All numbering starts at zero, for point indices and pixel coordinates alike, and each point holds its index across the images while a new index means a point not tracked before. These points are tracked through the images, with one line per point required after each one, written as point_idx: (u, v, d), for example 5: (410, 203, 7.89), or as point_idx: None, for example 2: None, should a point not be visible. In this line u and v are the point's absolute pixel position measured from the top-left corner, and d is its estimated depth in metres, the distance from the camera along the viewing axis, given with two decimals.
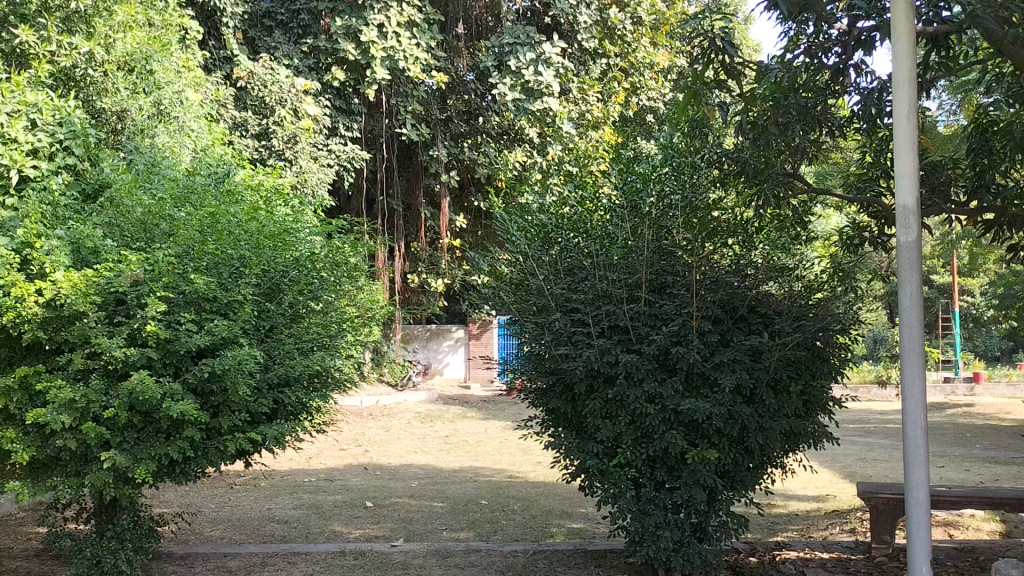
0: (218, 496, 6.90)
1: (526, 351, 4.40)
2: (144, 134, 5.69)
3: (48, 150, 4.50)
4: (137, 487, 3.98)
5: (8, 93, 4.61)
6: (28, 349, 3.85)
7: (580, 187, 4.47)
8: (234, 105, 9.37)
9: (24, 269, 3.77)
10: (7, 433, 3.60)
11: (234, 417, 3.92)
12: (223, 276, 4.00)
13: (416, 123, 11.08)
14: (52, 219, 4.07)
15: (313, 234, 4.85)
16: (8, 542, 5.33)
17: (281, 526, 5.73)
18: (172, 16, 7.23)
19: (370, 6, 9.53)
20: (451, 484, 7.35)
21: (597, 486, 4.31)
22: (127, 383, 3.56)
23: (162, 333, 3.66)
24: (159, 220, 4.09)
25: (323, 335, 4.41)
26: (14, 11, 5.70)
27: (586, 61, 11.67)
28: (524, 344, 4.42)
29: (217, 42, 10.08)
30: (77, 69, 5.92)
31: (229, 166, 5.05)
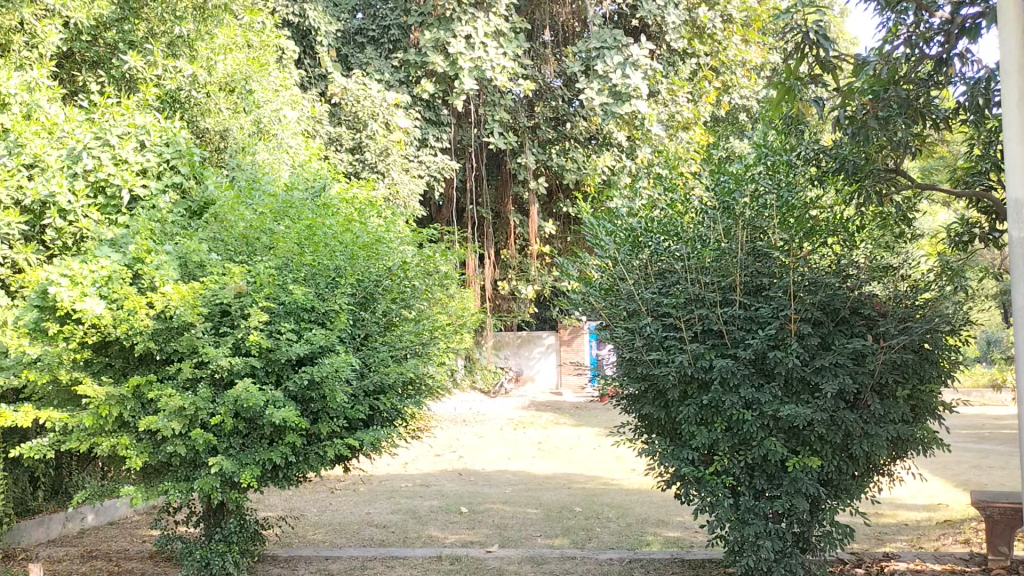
0: (319, 501, 7.09)
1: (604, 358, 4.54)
2: (246, 152, 5.94)
3: (156, 169, 4.78)
4: (243, 491, 4.12)
5: (120, 117, 4.92)
6: (140, 360, 4.04)
7: (671, 189, 4.44)
8: (329, 121, 9.64)
9: (136, 283, 3.98)
10: (122, 440, 3.77)
11: (332, 423, 4.04)
12: (321, 286, 4.13)
13: (503, 132, 11.13)
14: (161, 235, 4.29)
15: (406, 243, 4.93)
16: (126, 544, 5.61)
17: (379, 530, 5.84)
18: (270, 36, 7.46)
19: (457, 19, 9.75)
20: (546, 491, 7.35)
21: (693, 495, 4.23)
22: (233, 391, 3.70)
23: (264, 343, 3.78)
24: (260, 234, 4.23)
25: (416, 342, 4.49)
26: (124, 38, 6.13)
27: (675, 62, 11.48)
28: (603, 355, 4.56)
29: (313, 60, 10.38)
30: (182, 91, 6.02)
31: (325, 179, 5.20)
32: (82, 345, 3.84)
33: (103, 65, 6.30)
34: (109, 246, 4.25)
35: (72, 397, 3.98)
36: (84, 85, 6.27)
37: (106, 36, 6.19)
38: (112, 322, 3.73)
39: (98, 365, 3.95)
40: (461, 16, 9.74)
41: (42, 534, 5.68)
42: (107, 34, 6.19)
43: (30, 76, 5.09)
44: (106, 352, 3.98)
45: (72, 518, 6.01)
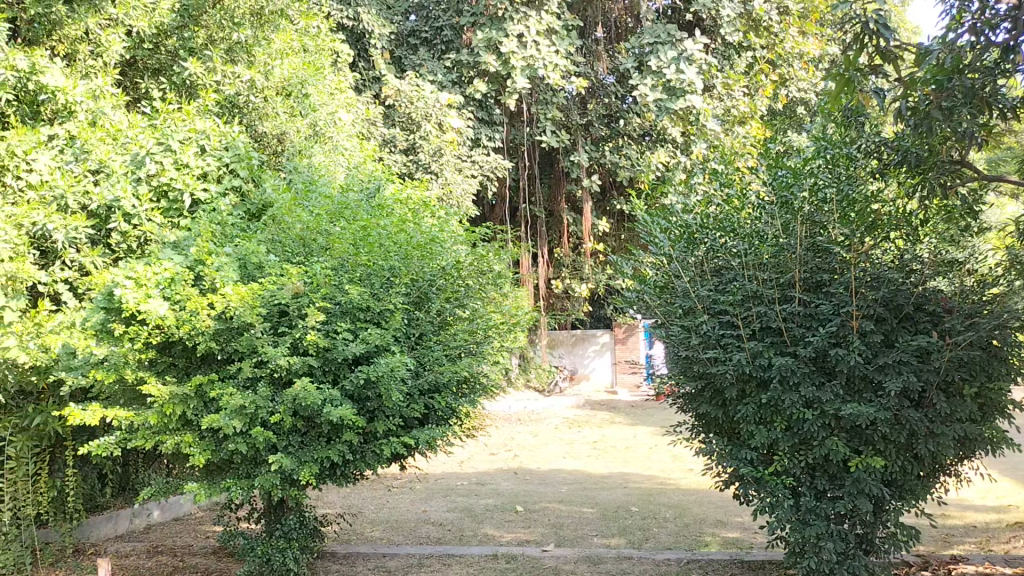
0: (376, 498, 7.18)
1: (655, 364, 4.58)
2: (303, 155, 5.98)
3: (216, 173, 4.91)
4: (302, 488, 4.19)
5: (181, 122, 5.06)
6: (202, 360, 4.14)
7: (727, 185, 4.39)
8: (383, 123, 9.73)
9: (198, 284, 4.09)
10: (186, 438, 3.86)
11: (388, 422, 4.08)
12: (376, 286, 4.18)
13: (556, 130, 11.15)
14: (222, 238, 4.40)
15: (460, 242, 4.94)
16: (190, 540, 5.76)
17: (435, 528, 5.88)
18: (325, 40, 7.55)
19: (509, 18, 9.78)
20: (603, 490, 7.32)
21: (752, 495, 4.17)
22: (292, 390, 3.76)
23: (321, 342, 3.84)
24: (317, 235, 4.30)
25: (470, 341, 4.52)
26: (184, 46, 6.28)
27: (730, 56, 11.33)
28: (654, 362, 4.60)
29: (367, 63, 10.50)
30: (240, 96, 6.19)
31: (380, 180, 5.26)
32: (146, 345, 3.94)
33: (165, 72, 6.40)
34: (172, 248, 4.40)
35: (137, 396, 4.09)
36: (147, 92, 6.37)
37: (167, 44, 6.29)
38: (174, 323, 3.82)
39: (162, 365, 4.06)
40: (513, 15, 9.75)
41: (109, 529, 5.88)
42: (168, 42, 6.30)
43: (95, 84, 5.28)
44: (169, 352, 4.09)
45: (139, 514, 6.21)
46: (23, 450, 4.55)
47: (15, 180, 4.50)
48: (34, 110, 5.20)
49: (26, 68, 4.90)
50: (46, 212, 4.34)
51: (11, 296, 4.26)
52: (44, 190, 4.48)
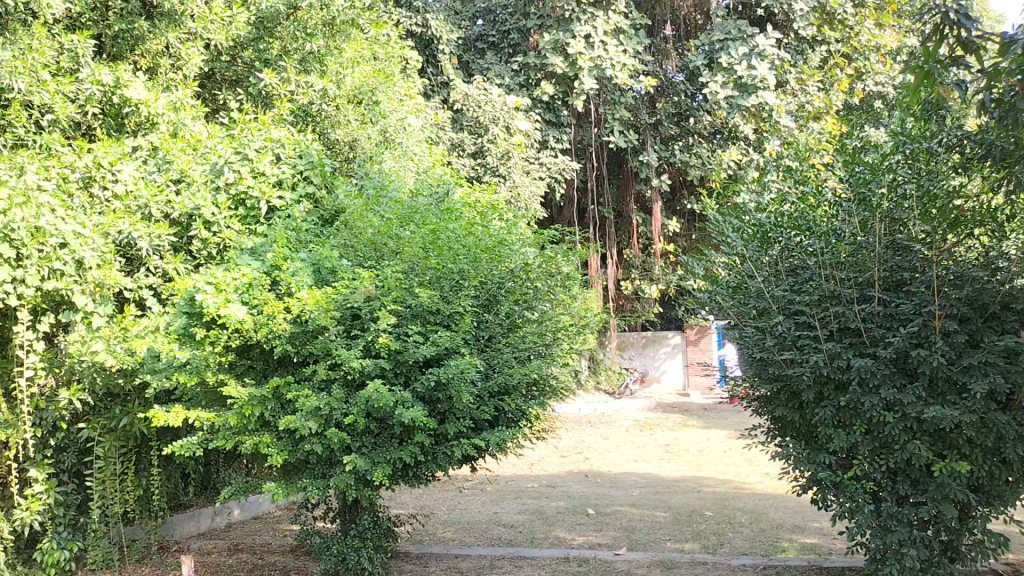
0: (448, 499, 7.25)
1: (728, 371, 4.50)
2: (373, 161, 6.09)
3: (290, 181, 5.00)
4: (376, 489, 4.27)
5: (257, 132, 5.22)
6: (279, 362, 4.24)
7: (802, 181, 4.27)
8: (452, 127, 9.82)
9: (275, 289, 4.20)
10: (264, 438, 3.96)
11: (459, 424, 4.12)
12: (445, 289, 4.21)
13: (624, 130, 11.05)
14: (297, 243, 4.51)
15: (528, 244, 4.93)
16: (269, 538, 5.92)
17: (507, 530, 5.91)
18: (394, 47, 7.63)
19: (577, 19, 9.76)
20: (675, 494, 7.23)
21: (831, 500, 4.06)
22: (364, 392, 3.82)
23: (392, 344, 3.89)
24: (387, 239, 4.36)
25: (540, 343, 4.53)
26: (260, 57, 6.43)
27: (803, 51, 11.05)
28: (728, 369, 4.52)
29: (435, 69, 10.59)
30: (313, 105, 6.31)
31: (449, 184, 5.30)
32: (226, 349, 4.06)
33: (242, 83, 6.58)
34: (250, 254, 4.54)
35: (217, 398, 4.21)
36: (224, 102, 6.56)
37: (243, 56, 6.45)
38: (252, 326, 3.93)
39: (241, 367, 4.18)
40: (580, 16, 9.74)
41: (192, 527, 6.08)
42: (244, 53, 6.45)
43: (176, 96, 5.48)
44: (248, 354, 4.21)
45: (220, 513, 6.41)
46: (110, 450, 4.74)
47: (102, 191, 4.70)
48: (118, 123, 5.44)
49: (110, 83, 5.22)
50: (131, 221, 4.51)
51: (98, 303, 4.42)
52: (129, 200, 4.67)
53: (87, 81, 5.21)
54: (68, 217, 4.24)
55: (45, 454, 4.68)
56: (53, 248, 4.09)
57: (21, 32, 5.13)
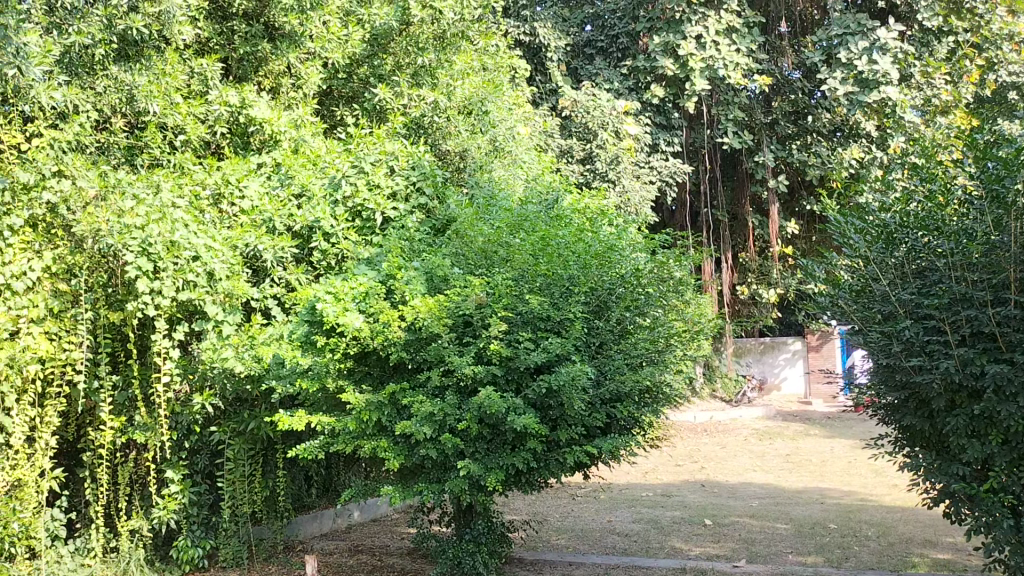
0: (562, 506, 7.24)
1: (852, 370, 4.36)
2: (483, 170, 6.17)
3: (404, 192, 5.18)
4: (490, 495, 4.32)
5: (372, 146, 5.36)
6: (394, 368, 4.35)
7: (928, 179, 4.09)
8: (561, 134, 9.82)
9: (390, 297, 4.33)
10: (381, 443, 4.06)
11: (571, 430, 4.12)
12: (556, 296, 4.24)
13: (738, 130, 10.74)
14: (411, 252, 4.65)
15: (639, 248, 4.84)
16: (387, 540, 6.07)
17: (622, 539, 5.85)
18: (504, 58, 7.66)
19: (688, 19, 9.64)
20: (795, 505, 6.98)
21: (965, 513, 3.84)
22: (477, 399, 3.87)
23: (504, 351, 3.93)
24: (497, 247, 4.41)
25: (652, 349, 4.48)
26: (375, 73, 6.62)
27: (929, 42, 10.61)
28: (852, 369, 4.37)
29: (543, 76, 10.60)
30: (426, 117, 6.45)
31: (558, 191, 5.29)
32: (345, 356, 4.21)
33: (358, 99, 6.80)
34: (367, 263, 4.73)
35: (337, 403, 4.35)
36: (341, 118, 6.79)
37: (359, 72, 6.67)
38: (369, 334, 4.04)
39: (359, 374, 4.28)
40: (691, 17, 9.62)
41: (315, 528, 6.30)
42: (360, 70, 6.68)
43: (297, 114, 5.70)
44: (364, 362, 4.32)
45: (341, 515, 6.63)
46: (240, 452, 4.97)
47: (231, 207, 4.93)
48: (245, 141, 5.72)
49: (237, 103, 5.51)
50: (257, 234, 4.73)
51: (228, 312, 4.62)
52: (255, 214, 4.88)
53: (216, 102, 5.51)
54: (199, 231, 4.50)
55: (180, 455, 4.98)
56: (186, 261, 4.35)
57: (154, 58, 5.47)
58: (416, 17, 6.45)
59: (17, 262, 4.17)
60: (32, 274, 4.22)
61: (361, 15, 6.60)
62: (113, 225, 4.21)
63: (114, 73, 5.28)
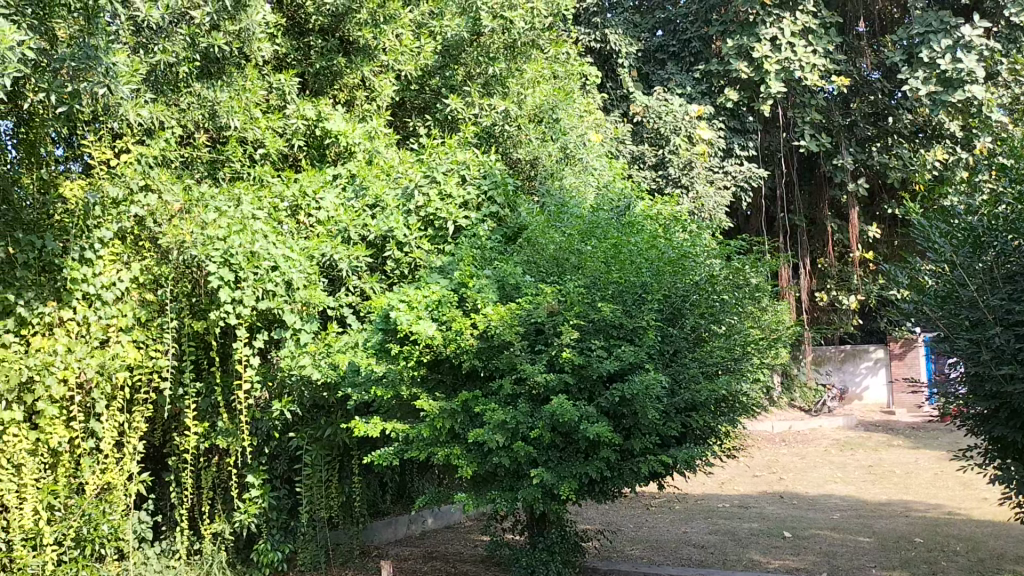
0: (636, 516, 7.15)
1: (945, 372, 4.09)
2: (554, 178, 6.25)
3: (475, 201, 5.22)
4: (564, 503, 4.30)
5: (445, 155, 5.40)
6: (468, 375, 4.39)
7: (1018, 180, 3.91)
8: (632, 140, 9.76)
9: (463, 305, 4.38)
10: (454, 450, 4.08)
11: (645, 440, 4.08)
12: (629, 303, 4.20)
13: (815, 133, 10.46)
14: (482, 261, 4.69)
15: (715, 254, 4.76)
16: (461, 547, 6.11)
17: (698, 550, 5.76)
18: (574, 65, 7.58)
19: (762, 22, 9.51)
20: (879, 518, 6.75)
21: None
22: (549, 406, 3.86)
23: (576, 359, 3.91)
24: (569, 254, 4.41)
25: (728, 358, 4.40)
26: (446, 84, 6.69)
27: (1017, 38, 10.12)
28: (945, 369, 4.12)
29: (614, 83, 10.53)
30: (496, 126, 6.44)
31: (630, 198, 5.26)
32: (418, 364, 4.27)
33: (430, 110, 6.88)
34: (439, 272, 4.81)
35: (411, 411, 4.41)
36: (414, 129, 6.87)
37: (431, 84, 6.75)
38: (442, 341, 4.10)
39: (432, 382, 4.36)
40: (766, 19, 9.48)
41: (389, 534, 6.38)
42: (432, 81, 6.76)
43: (371, 126, 5.80)
44: (437, 369, 4.40)
45: (416, 521, 6.70)
46: (317, 458, 5.07)
47: (308, 218, 5.03)
48: (321, 154, 5.86)
49: (313, 116, 5.66)
50: (333, 244, 4.81)
51: (305, 321, 4.69)
52: (331, 225, 4.95)
53: (293, 116, 5.68)
54: (278, 242, 4.60)
55: (260, 460, 5.10)
56: (266, 271, 4.45)
57: (235, 73, 5.63)
58: (487, 27, 6.47)
59: (107, 273, 4.39)
60: (120, 284, 4.43)
61: (433, 27, 6.70)
62: (197, 236, 4.39)
63: (198, 90, 5.45)
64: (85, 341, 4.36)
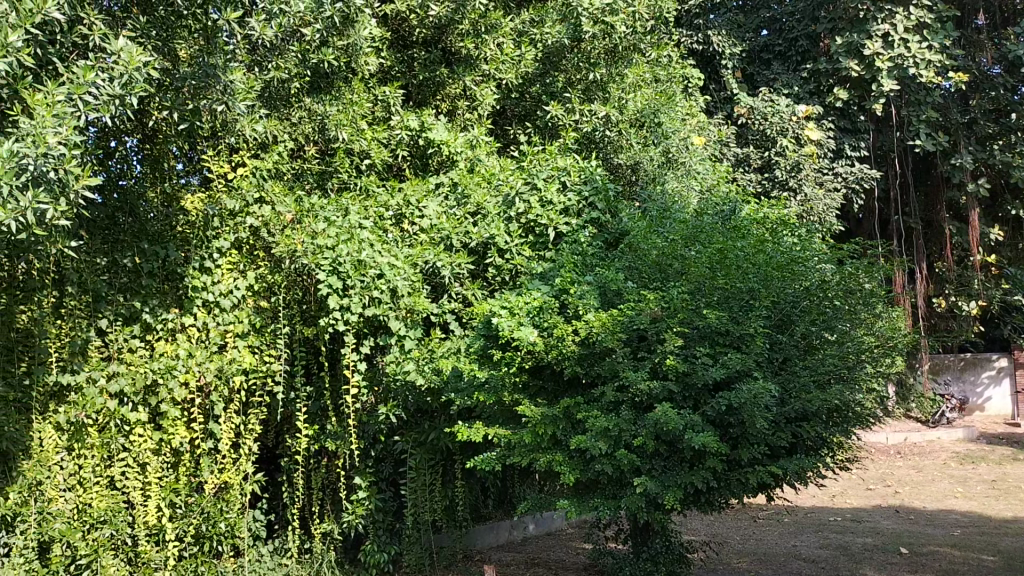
0: (743, 528, 6.97)
1: None
2: (656, 182, 6.18)
3: (576, 207, 5.19)
4: (668, 513, 4.23)
5: (546, 162, 5.41)
6: (570, 383, 4.38)
7: None
8: (737, 142, 9.58)
9: (564, 311, 4.38)
10: (556, 457, 4.08)
11: (753, 450, 3.98)
12: (735, 310, 4.13)
13: (931, 133, 9.94)
14: (585, 267, 4.68)
15: (825, 258, 4.59)
16: (563, 555, 6.09)
17: (808, 565, 5.57)
18: (676, 68, 7.46)
19: (873, 19, 9.19)
20: (1005, 536, 6.36)
21: None
22: (653, 414, 3.81)
23: (681, 367, 3.85)
24: (673, 260, 4.33)
25: (841, 366, 4.26)
26: (547, 91, 6.70)
27: None
28: None
29: (718, 85, 10.36)
30: (597, 132, 6.46)
31: (735, 202, 5.14)
32: (520, 369, 4.31)
33: (531, 117, 6.87)
34: (540, 279, 4.83)
35: (513, 417, 4.41)
36: (514, 137, 6.90)
37: (531, 91, 6.76)
38: (544, 347, 4.12)
39: (535, 388, 4.37)
40: (876, 15, 9.17)
41: (492, 538, 6.44)
42: (532, 89, 6.76)
43: (472, 134, 5.86)
44: (540, 376, 4.40)
45: (517, 526, 6.72)
46: (422, 462, 5.15)
47: (412, 226, 5.12)
48: (424, 163, 5.98)
49: (416, 127, 5.80)
50: (436, 251, 4.85)
51: (410, 327, 4.72)
52: (434, 233, 5.03)
53: (397, 127, 5.83)
54: (384, 251, 4.70)
55: (367, 463, 5.22)
56: (372, 279, 4.56)
57: (343, 88, 5.80)
58: (588, 34, 6.52)
59: (225, 281, 4.62)
60: (236, 292, 4.65)
61: (534, 35, 6.61)
62: (308, 246, 4.59)
63: (308, 105, 5.64)
64: (205, 347, 4.58)
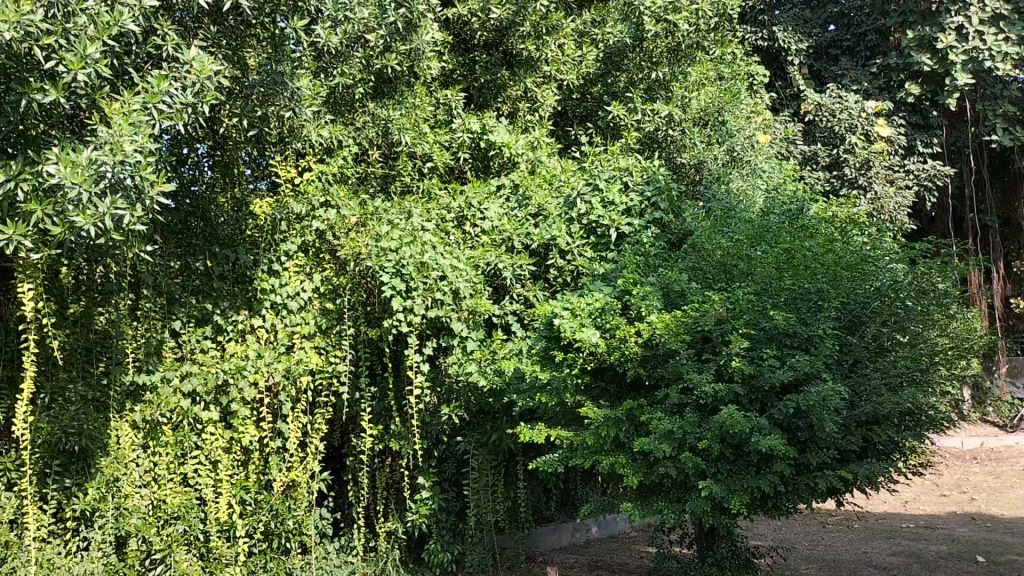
0: (811, 534, 6.83)
1: None
2: (720, 182, 6.04)
3: (639, 208, 5.14)
4: (734, 517, 4.16)
5: (608, 163, 5.37)
6: (632, 385, 4.35)
7: None
8: (804, 140, 9.43)
9: (626, 312, 4.37)
10: (619, 459, 4.05)
11: (822, 454, 3.90)
12: (802, 311, 4.06)
13: (1010, 128, 9.58)
14: (648, 268, 4.65)
15: (896, 257, 4.47)
16: (626, 558, 6.05)
17: (880, 573, 5.42)
18: (741, 65, 7.33)
19: (946, 10, 8.87)
20: None
21: None
22: (718, 416, 3.76)
23: (747, 369, 3.79)
24: (738, 260, 4.30)
25: (914, 369, 4.13)
26: (608, 91, 6.66)
27: None
28: None
29: (783, 81, 10.17)
30: (659, 132, 6.40)
31: (802, 201, 5.05)
32: (582, 371, 4.29)
33: (592, 117, 6.87)
34: (602, 280, 4.82)
35: (575, 419, 4.41)
36: (575, 138, 6.90)
37: (593, 92, 6.76)
38: (606, 349, 4.11)
39: (597, 390, 4.36)
40: (949, 7, 8.84)
41: (555, 540, 6.43)
42: (594, 89, 6.77)
43: (533, 136, 5.86)
44: (602, 378, 4.39)
45: (580, 529, 6.71)
46: (484, 463, 5.18)
47: (473, 228, 5.16)
48: (485, 165, 5.97)
49: (477, 129, 5.82)
50: (497, 253, 4.90)
51: (472, 328, 4.75)
52: (495, 234, 5.05)
53: (459, 130, 5.87)
54: (446, 253, 4.74)
55: (430, 463, 5.27)
56: (435, 280, 4.61)
57: (405, 92, 5.87)
58: (650, 32, 6.40)
59: (292, 284, 4.76)
60: (303, 294, 4.77)
61: (595, 36, 6.74)
62: (371, 248, 4.62)
63: (372, 110, 5.73)
64: (273, 347, 4.70)
